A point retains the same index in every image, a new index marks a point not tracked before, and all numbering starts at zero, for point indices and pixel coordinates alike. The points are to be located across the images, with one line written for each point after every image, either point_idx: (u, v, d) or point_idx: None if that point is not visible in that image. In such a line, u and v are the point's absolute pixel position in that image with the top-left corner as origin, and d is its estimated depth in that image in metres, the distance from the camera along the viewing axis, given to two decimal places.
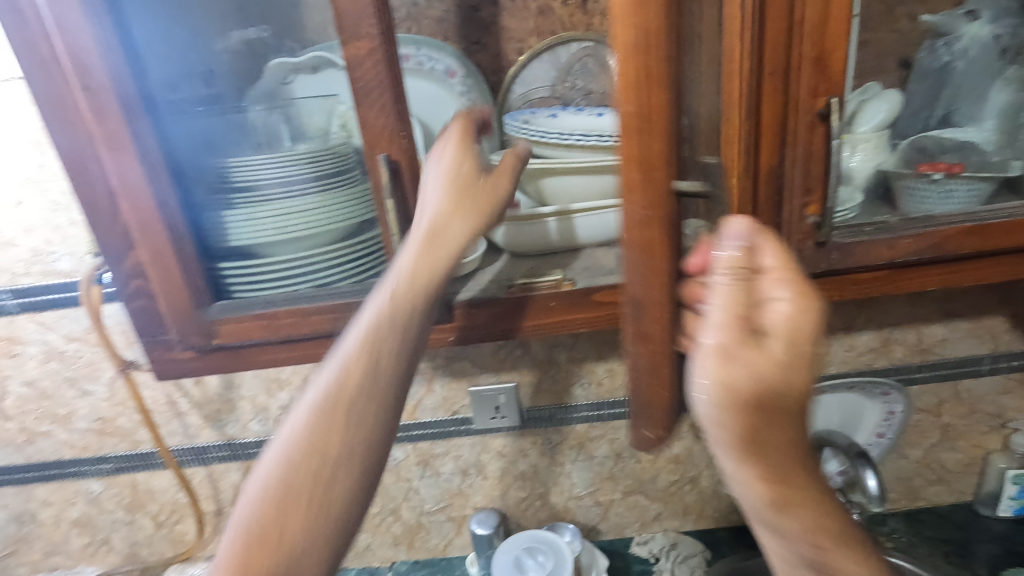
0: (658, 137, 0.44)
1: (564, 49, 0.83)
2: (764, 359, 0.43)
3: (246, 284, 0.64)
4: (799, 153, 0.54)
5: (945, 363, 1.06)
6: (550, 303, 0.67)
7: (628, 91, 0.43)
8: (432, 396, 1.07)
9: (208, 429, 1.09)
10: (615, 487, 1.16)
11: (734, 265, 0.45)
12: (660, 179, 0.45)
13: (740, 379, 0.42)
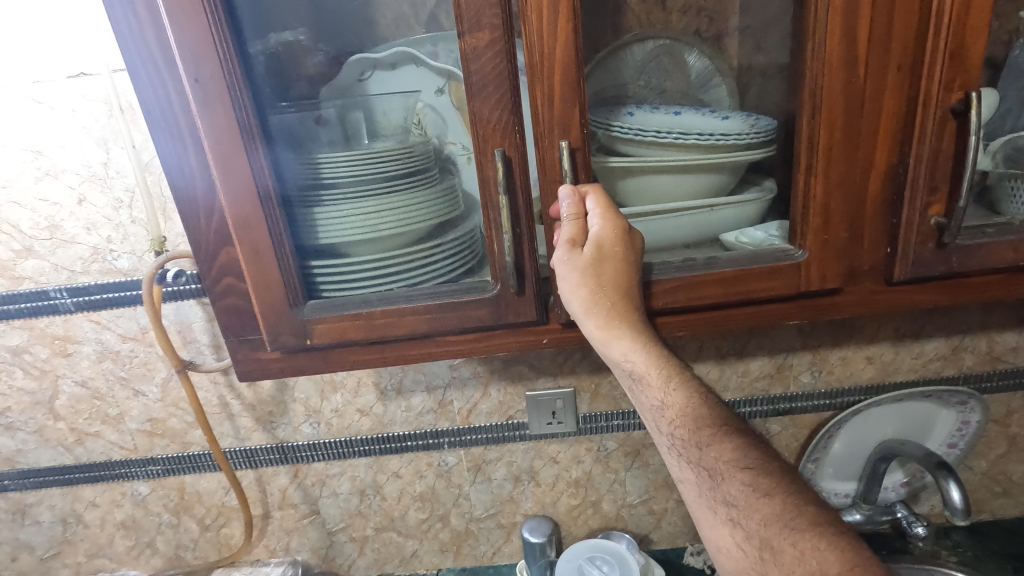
0: (540, 97, 0.50)
1: (640, 47, 0.79)
2: (585, 263, 0.55)
3: (335, 284, 0.63)
4: (930, 149, 0.51)
5: (1015, 371, 1.03)
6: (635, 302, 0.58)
7: (534, 54, 0.49)
8: (487, 401, 1.05)
9: (259, 431, 1.08)
10: (670, 495, 1.14)
11: (575, 209, 0.54)
12: (548, 133, 0.52)
13: (574, 276, 0.55)
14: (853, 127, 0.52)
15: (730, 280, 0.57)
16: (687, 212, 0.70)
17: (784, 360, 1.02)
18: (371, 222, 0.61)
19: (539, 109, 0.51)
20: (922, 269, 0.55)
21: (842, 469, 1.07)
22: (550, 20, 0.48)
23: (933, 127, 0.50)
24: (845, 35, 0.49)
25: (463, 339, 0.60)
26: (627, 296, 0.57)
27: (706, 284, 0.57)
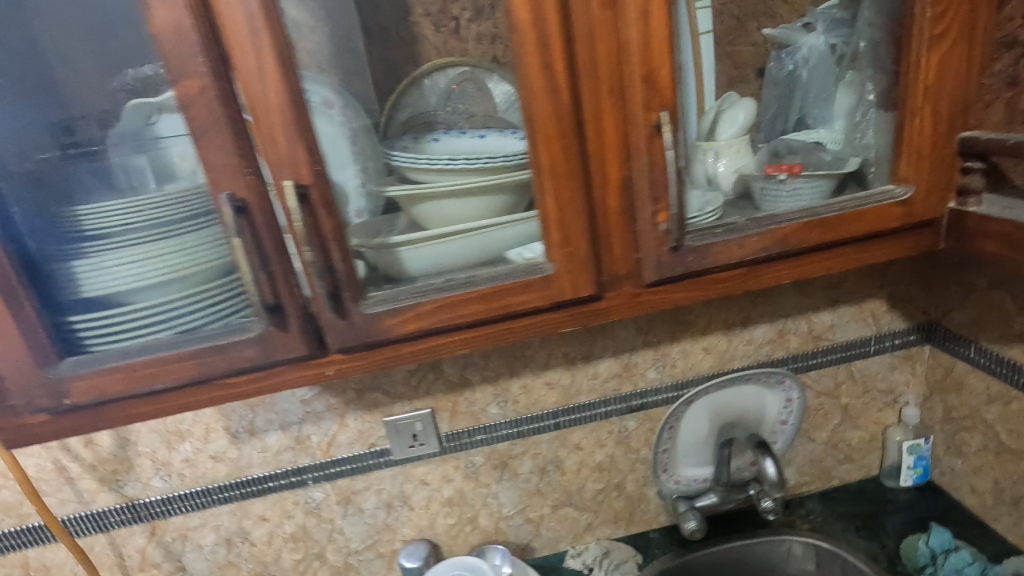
0: (266, 138, 0.49)
1: (442, 76, 0.85)
2: (401, 313, 0.57)
3: (104, 338, 0.60)
4: (644, 162, 0.56)
5: (836, 347, 1.13)
6: (411, 336, 0.59)
7: (249, 95, 0.48)
8: (346, 431, 1.04)
9: (105, 492, 1.02)
10: (545, 502, 1.16)
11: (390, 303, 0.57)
12: (281, 174, 0.51)
13: (387, 319, 0.57)
14: (580, 145, 0.54)
15: (487, 297, 0.58)
16: (473, 233, 0.71)
17: (630, 359, 1.07)
18: (135, 272, 0.59)
19: (269, 150, 0.50)
20: (665, 271, 0.60)
21: (693, 454, 1.13)
22: (260, 61, 0.47)
23: (642, 144, 0.55)
24: (544, 65, 0.50)
25: (243, 379, 0.59)
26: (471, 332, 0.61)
27: (465, 301, 0.57)
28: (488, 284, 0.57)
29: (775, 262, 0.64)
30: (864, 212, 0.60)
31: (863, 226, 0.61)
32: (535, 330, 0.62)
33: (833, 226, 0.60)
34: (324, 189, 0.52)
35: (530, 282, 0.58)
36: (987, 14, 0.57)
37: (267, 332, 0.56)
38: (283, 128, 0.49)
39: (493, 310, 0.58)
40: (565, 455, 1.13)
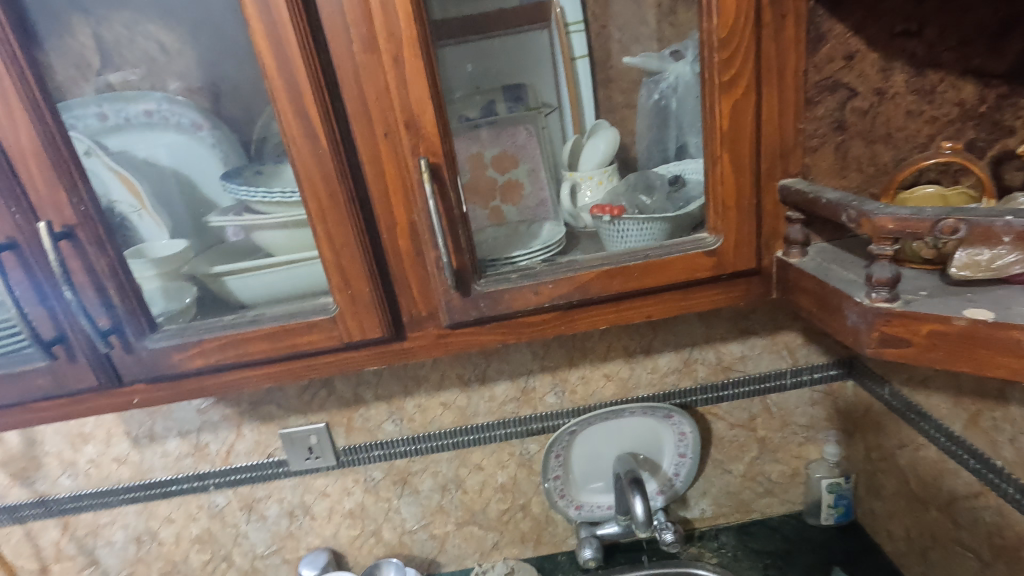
0: (27, 179, 0.51)
1: None
2: (186, 348, 0.58)
3: None
4: (421, 206, 0.55)
5: (748, 378, 1.09)
6: (206, 371, 0.60)
7: (5, 138, 0.49)
8: (243, 441, 1.06)
9: (18, 487, 1.07)
10: (448, 519, 1.16)
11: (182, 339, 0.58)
12: (45, 213, 0.52)
13: (173, 354, 0.57)
14: (352, 190, 0.54)
15: (272, 336, 0.58)
16: (300, 264, 0.72)
17: (527, 383, 1.05)
18: None
19: (32, 189, 0.51)
20: (459, 315, 0.59)
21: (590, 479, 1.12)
22: (12, 107, 0.49)
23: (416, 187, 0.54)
24: (297, 110, 0.51)
25: (46, 405, 0.61)
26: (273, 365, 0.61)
27: (250, 340, 0.58)
28: (272, 323, 0.58)
29: (587, 308, 0.62)
30: (667, 263, 0.59)
31: (664, 275, 0.59)
32: (338, 369, 0.62)
33: (634, 276, 0.59)
34: (89, 228, 0.53)
35: (316, 323, 0.58)
36: (796, 57, 0.55)
37: (58, 364, 0.57)
38: (42, 170, 0.50)
39: (281, 349, 0.58)
40: (466, 474, 1.12)
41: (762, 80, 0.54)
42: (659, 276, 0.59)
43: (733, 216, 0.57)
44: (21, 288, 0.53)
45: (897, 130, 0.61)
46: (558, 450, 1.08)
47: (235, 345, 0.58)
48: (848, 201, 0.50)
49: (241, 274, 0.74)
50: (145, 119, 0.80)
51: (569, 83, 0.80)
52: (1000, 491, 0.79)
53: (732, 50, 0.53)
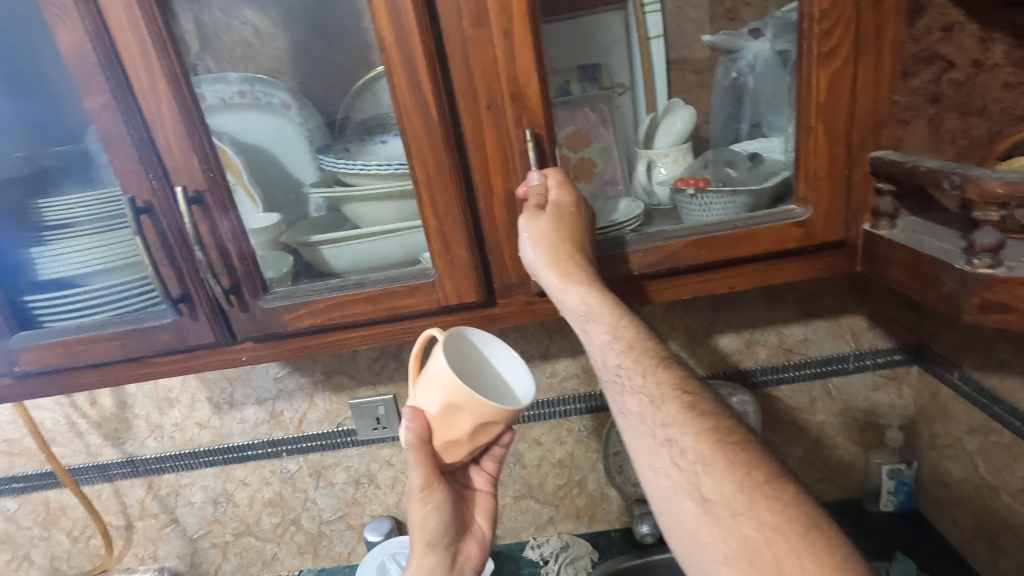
0: (163, 146, 0.55)
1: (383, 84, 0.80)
2: (297, 308, 0.62)
3: (50, 316, 0.67)
4: (525, 174, 0.59)
5: (811, 361, 1.09)
6: (313, 331, 0.64)
7: (146, 108, 0.54)
8: (316, 410, 1.12)
9: (109, 447, 1.15)
10: (506, 492, 1.19)
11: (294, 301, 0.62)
12: (177, 177, 0.56)
13: (284, 313, 0.62)
14: (456, 158, 0.57)
15: (376, 298, 0.62)
16: (391, 235, 0.77)
17: (587, 360, 1.08)
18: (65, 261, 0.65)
19: (167, 155, 0.56)
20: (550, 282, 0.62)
21: None
22: (153, 80, 0.53)
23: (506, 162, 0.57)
24: (410, 83, 0.54)
25: (166, 360, 0.67)
26: (374, 327, 0.64)
27: (355, 301, 0.62)
28: (379, 286, 0.62)
29: (672, 279, 0.65)
30: (753, 233, 0.62)
31: (748, 246, 0.63)
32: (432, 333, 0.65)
33: (724, 245, 0.63)
34: (217, 193, 0.57)
35: (418, 287, 0.61)
36: (896, 29, 0.56)
37: (180, 320, 0.62)
38: (177, 138, 0.55)
39: (384, 311, 0.62)
40: (525, 448, 1.15)
41: (860, 52, 0.57)
42: (745, 247, 0.63)
43: (824, 188, 0.61)
44: (155, 248, 0.58)
45: (993, 103, 0.62)
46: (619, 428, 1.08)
47: (346, 306, 0.62)
48: (951, 168, 0.51)
49: (336, 243, 0.78)
50: (237, 99, 0.83)
51: (644, 63, 0.80)
52: None
53: (833, 24, 0.56)
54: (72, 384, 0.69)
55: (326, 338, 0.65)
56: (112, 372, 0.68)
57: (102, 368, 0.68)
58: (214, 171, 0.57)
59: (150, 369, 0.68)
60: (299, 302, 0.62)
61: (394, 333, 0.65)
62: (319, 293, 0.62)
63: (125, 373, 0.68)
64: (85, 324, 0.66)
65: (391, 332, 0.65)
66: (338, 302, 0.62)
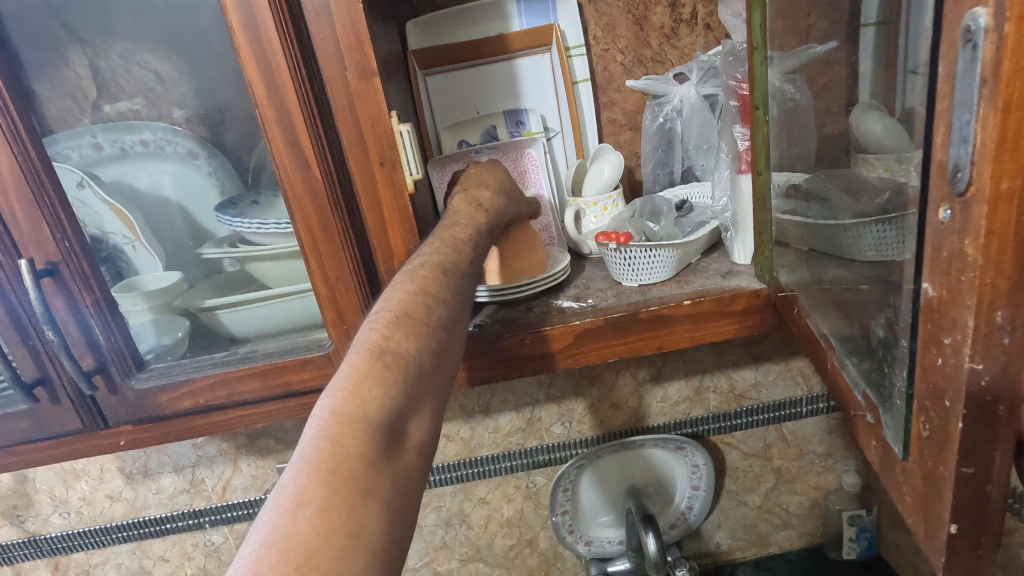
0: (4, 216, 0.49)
1: None
2: (178, 388, 0.55)
3: None
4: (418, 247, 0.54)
5: (763, 407, 1.05)
6: (194, 414, 0.57)
7: None
8: (240, 476, 1.03)
9: (8, 526, 1.04)
10: (452, 555, 1.11)
11: (179, 384, 0.55)
12: (24, 250, 0.50)
13: (160, 393, 0.55)
14: (348, 223, 0.52)
15: (265, 374, 0.56)
16: (294, 296, 0.70)
17: (532, 414, 1.02)
18: None
19: (9, 226, 0.49)
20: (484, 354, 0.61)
21: (598, 508, 1.08)
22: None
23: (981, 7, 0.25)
24: (289, 141, 0.49)
25: (28, 450, 0.59)
26: (268, 406, 0.57)
27: (243, 378, 0.56)
28: (263, 361, 0.56)
29: (595, 342, 0.61)
30: (674, 306, 0.60)
31: (670, 310, 0.60)
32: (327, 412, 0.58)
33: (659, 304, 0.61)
34: (75, 264, 0.51)
35: (314, 361, 0.55)
36: None
37: (41, 407, 0.55)
38: (19, 206, 0.48)
39: (270, 389, 0.56)
40: (471, 508, 1.08)
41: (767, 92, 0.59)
42: (673, 321, 0.61)
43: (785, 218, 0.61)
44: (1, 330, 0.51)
45: None
46: (565, 485, 1.05)
47: (236, 384, 0.56)
48: None
49: (237, 307, 0.72)
50: (140, 148, 0.76)
51: (572, 109, 0.79)
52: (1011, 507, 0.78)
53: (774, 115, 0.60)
54: None
55: (218, 414, 0.57)
56: None
57: None
58: (67, 242, 0.50)
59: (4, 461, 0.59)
60: (181, 382, 0.55)
61: (285, 411, 0.57)
62: (213, 373, 0.56)
63: None
64: None
65: (280, 413, 0.58)
66: (225, 380, 0.55)
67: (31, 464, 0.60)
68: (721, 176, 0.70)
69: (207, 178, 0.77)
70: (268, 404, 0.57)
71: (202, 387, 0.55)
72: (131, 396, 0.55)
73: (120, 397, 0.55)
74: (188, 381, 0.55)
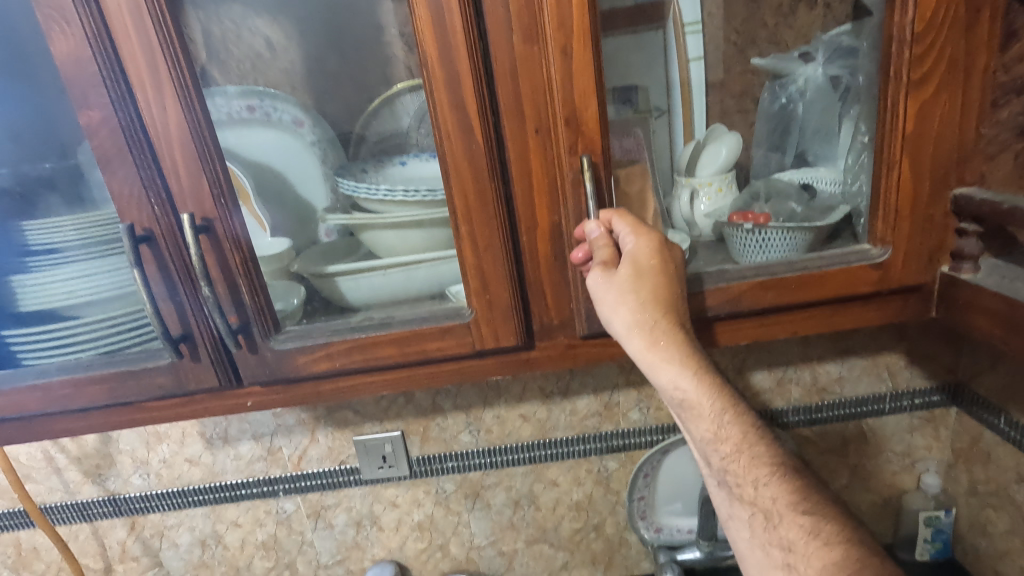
0: (164, 174, 0.54)
1: (399, 104, 0.68)
2: (312, 352, 0.60)
3: (31, 354, 0.63)
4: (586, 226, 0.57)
5: (844, 402, 1.03)
6: (331, 377, 0.62)
7: (150, 133, 0.53)
8: (316, 447, 1.04)
9: (89, 485, 1.06)
10: (517, 536, 1.10)
11: (314, 352, 0.60)
12: (180, 207, 0.55)
13: (297, 355, 0.60)
14: (497, 190, 0.55)
15: (401, 341, 0.60)
16: (412, 265, 0.69)
17: (610, 398, 1.02)
18: (56, 293, 0.62)
19: (169, 184, 0.54)
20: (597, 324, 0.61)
21: (672, 494, 1.08)
22: (158, 106, 0.52)
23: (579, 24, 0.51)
24: (455, 106, 0.52)
25: (162, 405, 0.64)
26: (400, 368, 0.62)
27: (378, 344, 0.60)
28: (394, 331, 0.60)
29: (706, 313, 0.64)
30: (783, 279, 0.63)
31: (785, 288, 0.63)
32: (447, 377, 0.63)
33: (754, 279, 0.64)
34: (225, 222, 0.56)
35: None
36: (986, 56, 0.57)
37: (183, 362, 0.60)
38: (180, 169, 0.54)
39: (400, 355, 0.60)
40: (540, 490, 1.08)
41: (947, 82, 0.57)
42: (778, 291, 0.64)
43: (905, 228, 0.62)
44: (158, 282, 0.57)
45: None
46: (645, 472, 1.04)
47: (370, 351, 0.60)
48: None
49: (357, 273, 0.69)
50: (246, 115, 0.70)
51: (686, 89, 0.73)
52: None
53: (924, 78, 0.57)
54: (56, 429, 0.65)
55: (352, 377, 0.62)
56: (100, 419, 0.65)
57: (90, 412, 0.64)
58: (222, 203, 0.56)
59: (137, 413, 0.64)
60: (312, 347, 0.60)
61: (413, 375, 0.63)
62: (350, 343, 0.60)
63: (114, 417, 0.65)
64: (70, 364, 0.62)
65: (408, 375, 0.63)
66: (357, 347, 0.60)
67: (158, 418, 0.65)
68: (854, 160, 0.68)
69: (308, 146, 0.74)
70: (400, 371, 0.63)
71: (336, 354, 0.60)
72: (268, 356, 0.60)
73: (259, 358, 0.60)
74: (318, 346, 0.60)
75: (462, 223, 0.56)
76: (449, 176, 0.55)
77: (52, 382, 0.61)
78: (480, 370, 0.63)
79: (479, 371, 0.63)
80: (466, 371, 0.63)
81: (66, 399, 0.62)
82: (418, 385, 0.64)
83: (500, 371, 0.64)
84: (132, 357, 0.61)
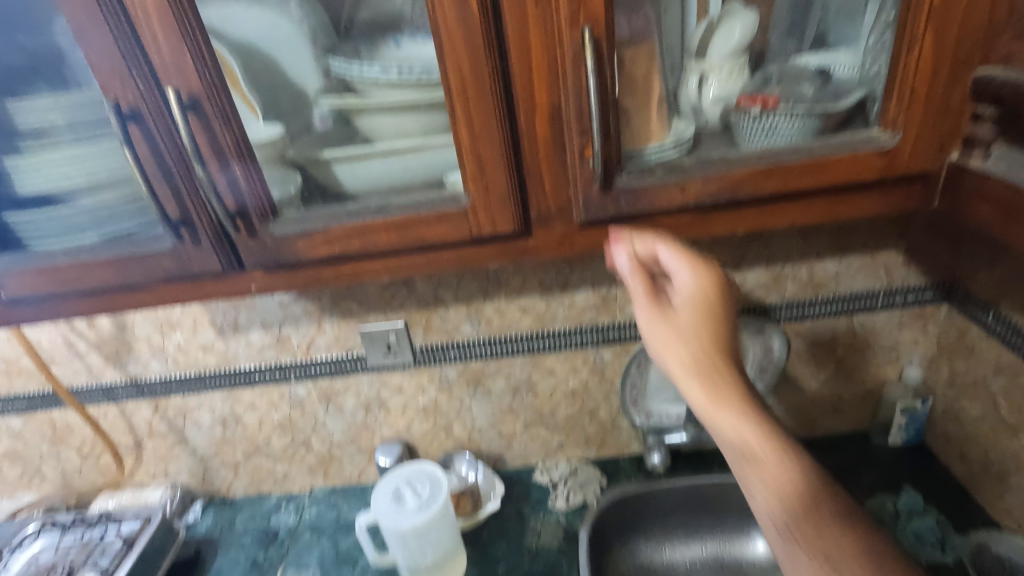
0: (145, 45, 0.52)
1: None
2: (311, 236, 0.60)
3: (32, 238, 0.64)
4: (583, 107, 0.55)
5: (838, 298, 1.05)
6: (330, 261, 0.63)
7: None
8: (324, 335, 1.08)
9: (111, 369, 1.12)
10: (517, 419, 1.17)
11: (313, 235, 0.60)
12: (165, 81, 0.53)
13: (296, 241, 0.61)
14: (493, 67, 0.54)
15: (398, 227, 0.60)
16: (407, 153, 0.67)
17: (608, 291, 1.04)
18: (48, 175, 0.61)
19: (151, 57, 0.52)
20: (595, 211, 0.61)
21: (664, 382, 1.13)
22: None
23: None
24: None
25: (167, 288, 0.65)
26: (397, 253, 0.63)
27: (378, 230, 0.60)
28: (390, 216, 0.60)
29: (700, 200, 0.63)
30: (786, 165, 0.62)
31: (787, 174, 0.62)
32: (443, 264, 0.64)
33: (758, 164, 0.62)
34: (212, 98, 0.54)
35: None
36: None
37: (184, 245, 0.61)
38: (160, 38, 0.52)
39: (397, 241, 0.61)
40: (539, 378, 1.13)
41: None
42: (780, 178, 0.62)
43: (918, 111, 0.60)
44: (151, 163, 0.56)
45: None
46: (638, 360, 1.09)
47: (368, 237, 0.61)
48: None
49: (352, 159, 0.68)
50: None
51: None
52: (1009, 343, 0.89)
53: None
54: (66, 310, 0.67)
55: (349, 260, 0.64)
56: (107, 300, 0.66)
57: (98, 294, 0.66)
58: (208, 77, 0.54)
59: (143, 295, 0.66)
60: (311, 233, 0.60)
61: (411, 262, 0.64)
62: (347, 228, 0.60)
63: (121, 299, 0.66)
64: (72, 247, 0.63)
65: (405, 261, 0.64)
66: (353, 231, 0.60)
67: (164, 301, 0.66)
68: (876, 40, 0.64)
69: (297, 25, 0.65)
70: (397, 257, 0.63)
71: (333, 238, 0.60)
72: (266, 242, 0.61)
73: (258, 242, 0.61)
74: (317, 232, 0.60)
75: (456, 103, 0.55)
76: (442, 51, 0.53)
77: (56, 264, 0.62)
78: (475, 258, 0.64)
79: (475, 257, 0.64)
80: (458, 258, 0.64)
81: (71, 281, 0.63)
82: (415, 271, 0.65)
83: (495, 258, 0.64)
84: (133, 240, 0.62)
